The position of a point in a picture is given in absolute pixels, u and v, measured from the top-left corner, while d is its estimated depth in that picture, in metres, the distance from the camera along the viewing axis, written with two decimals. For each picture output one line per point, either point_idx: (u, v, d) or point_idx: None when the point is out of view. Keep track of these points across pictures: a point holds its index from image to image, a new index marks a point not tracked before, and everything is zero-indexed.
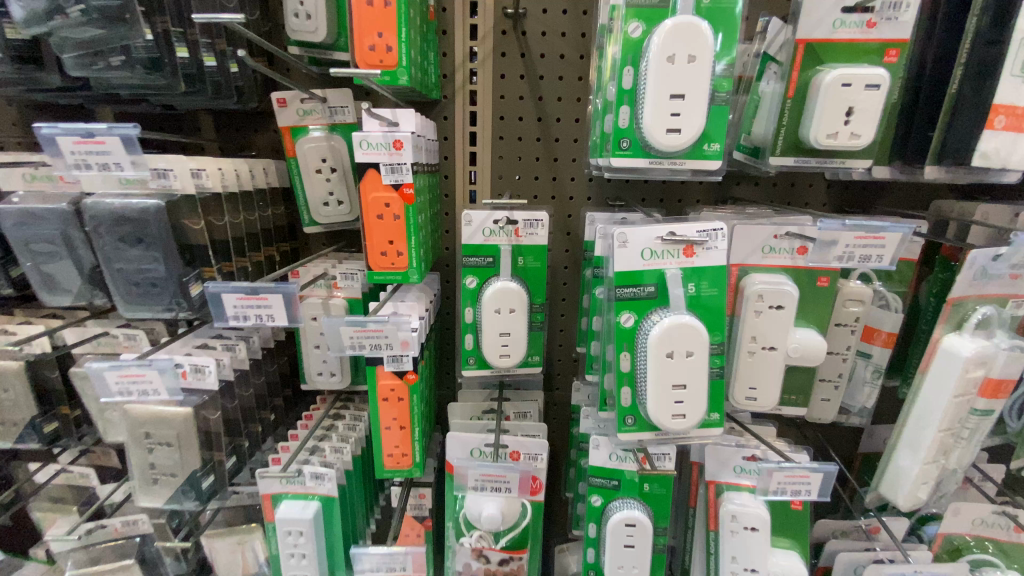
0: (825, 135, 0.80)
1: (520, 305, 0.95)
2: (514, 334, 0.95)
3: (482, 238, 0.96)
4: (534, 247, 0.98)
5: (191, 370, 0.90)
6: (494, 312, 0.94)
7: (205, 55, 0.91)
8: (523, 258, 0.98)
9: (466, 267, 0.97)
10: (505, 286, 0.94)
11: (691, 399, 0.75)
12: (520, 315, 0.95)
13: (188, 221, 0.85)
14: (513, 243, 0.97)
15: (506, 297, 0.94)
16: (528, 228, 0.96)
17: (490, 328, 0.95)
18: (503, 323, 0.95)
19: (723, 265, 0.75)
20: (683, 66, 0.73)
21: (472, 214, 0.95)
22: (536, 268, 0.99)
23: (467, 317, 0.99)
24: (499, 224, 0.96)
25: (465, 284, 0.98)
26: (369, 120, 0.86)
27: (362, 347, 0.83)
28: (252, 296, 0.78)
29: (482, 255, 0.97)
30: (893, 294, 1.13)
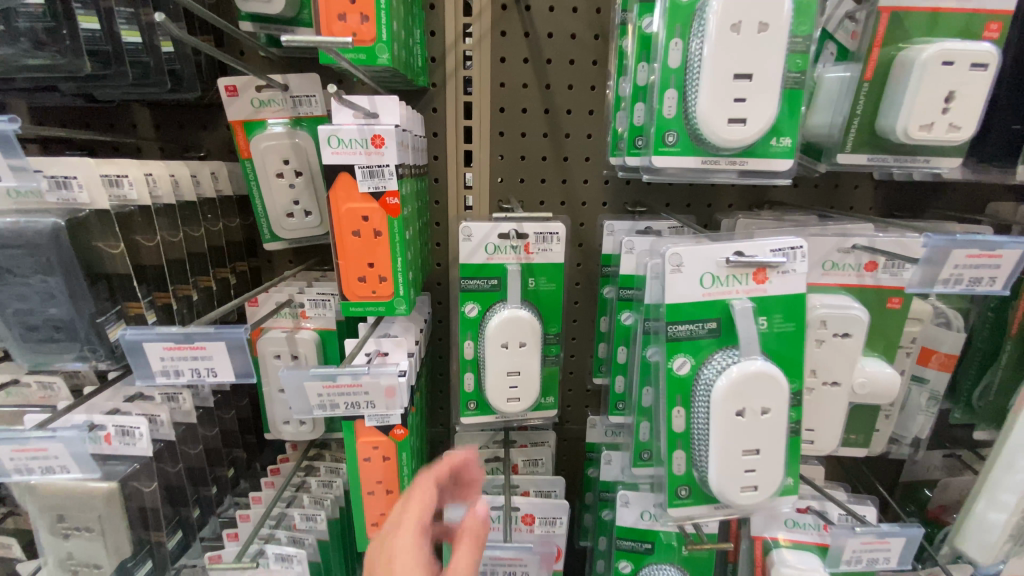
0: (917, 127, 0.64)
1: (534, 338, 0.77)
2: (525, 373, 0.77)
3: (485, 255, 0.77)
4: (548, 267, 0.80)
5: (116, 433, 0.73)
6: (501, 347, 0.76)
7: (124, 28, 0.71)
8: (534, 279, 0.80)
9: (465, 291, 0.79)
10: (514, 314, 0.76)
11: (765, 467, 0.58)
12: (533, 350, 0.77)
13: (103, 243, 0.66)
14: (523, 261, 0.79)
15: (516, 329, 0.76)
16: (541, 244, 0.78)
17: (495, 368, 0.76)
18: (511, 361, 0.76)
19: (803, 294, 0.59)
20: (751, 37, 0.55)
21: (472, 227, 0.76)
22: (550, 292, 0.81)
23: (466, 352, 0.81)
24: (505, 240, 0.77)
25: (463, 312, 0.79)
26: (341, 110, 0.66)
27: (336, 407, 0.64)
28: (185, 346, 0.58)
29: (485, 277, 0.78)
30: (953, 309, 0.99)
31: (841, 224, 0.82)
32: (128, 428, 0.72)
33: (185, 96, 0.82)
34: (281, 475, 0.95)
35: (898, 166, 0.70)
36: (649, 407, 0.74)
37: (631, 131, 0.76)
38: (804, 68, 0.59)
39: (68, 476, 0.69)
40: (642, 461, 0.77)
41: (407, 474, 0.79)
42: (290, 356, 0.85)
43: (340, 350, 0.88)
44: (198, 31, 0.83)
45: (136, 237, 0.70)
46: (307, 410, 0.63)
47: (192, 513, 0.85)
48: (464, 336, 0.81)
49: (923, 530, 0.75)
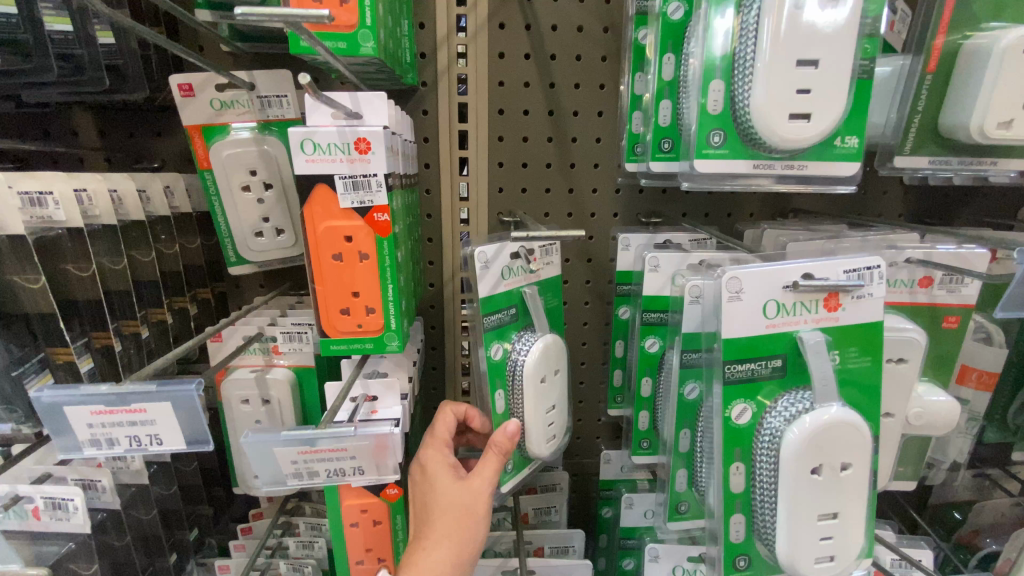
0: (994, 124, 0.56)
1: (563, 362, 0.70)
2: (557, 407, 0.69)
3: (501, 281, 0.65)
4: (548, 283, 0.72)
5: (46, 506, 0.59)
6: (541, 381, 0.65)
7: (49, 14, 0.59)
8: (545, 296, 0.71)
9: (486, 332, 0.64)
10: (549, 339, 0.67)
11: (843, 533, 0.49)
12: (562, 377, 0.70)
13: (18, 277, 0.54)
14: (532, 280, 0.69)
15: (552, 356, 0.67)
16: (545, 257, 0.71)
17: (536, 407, 0.66)
18: (548, 397, 0.67)
19: (879, 320, 0.50)
20: (819, 16, 0.47)
21: (489, 249, 0.63)
22: (552, 310, 0.73)
23: (497, 404, 0.65)
24: (516, 260, 0.67)
25: (489, 357, 0.64)
26: (318, 109, 0.55)
27: (313, 476, 0.52)
28: (120, 409, 0.46)
29: (504, 307, 0.66)
30: (997, 325, 0.83)
31: (885, 234, 0.73)
32: (60, 500, 0.59)
33: (129, 97, 0.69)
34: (254, 535, 0.81)
35: (962, 168, 0.62)
36: (686, 453, 0.63)
37: (657, 133, 0.66)
38: (875, 54, 0.51)
39: None
40: (678, 514, 0.65)
41: (401, 538, 0.68)
42: (261, 401, 0.72)
43: (320, 391, 0.76)
44: (146, 20, 0.70)
45: (65, 266, 0.57)
46: (280, 479, 0.52)
47: None
48: (494, 386, 0.65)
49: None
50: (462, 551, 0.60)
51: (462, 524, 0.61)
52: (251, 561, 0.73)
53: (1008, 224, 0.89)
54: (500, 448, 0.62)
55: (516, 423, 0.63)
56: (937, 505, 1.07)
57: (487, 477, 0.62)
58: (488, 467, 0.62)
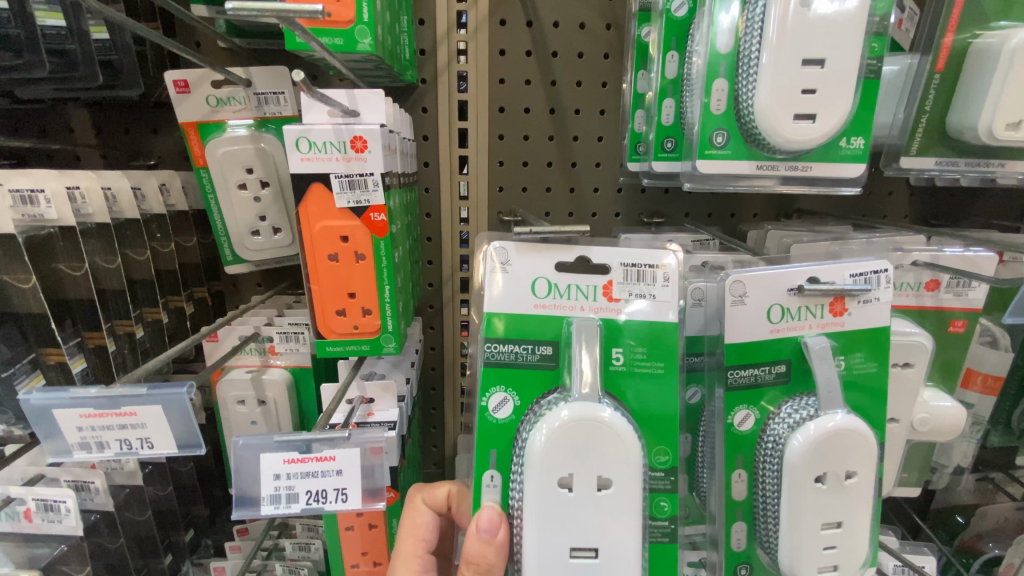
0: (1004, 125, 0.54)
1: (627, 479, 0.46)
2: (609, 562, 0.45)
3: (533, 299, 0.53)
4: (646, 331, 0.52)
5: (38, 508, 0.59)
6: (557, 484, 0.46)
7: (41, 9, 0.58)
8: (619, 349, 0.52)
9: (491, 365, 0.52)
10: (592, 419, 0.46)
11: (848, 542, 0.47)
12: (627, 509, 0.46)
13: (9, 277, 0.53)
14: (602, 314, 0.52)
15: (591, 455, 0.46)
16: (628, 290, 0.53)
17: (548, 532, 0.45)
18: (579, 526, 0.45)
19: (887, 326, 0.48)
20: (826, 12, 0.45)
21: (512, 253, 0.53)
22: (645, 377, 0.52)
23: (485, 491, 0.50)
24: (566, 277, 0.53)
25: (486, 409, 0.51)
26: (314, 107, 0.54)
27: (294, 499, 0.47)
28: (109, 412, 0.45)
29: (533, 342, 0.52)
30: (1002, 328, 0.83)
31: (891, 236, 0.72)
32: (52, 503, 0.58)
33: (123, 93, 0.68)
34: (250, 537, 0.81)
35: (971, 171, 0.61)
36: (688, 458, 0.62)
37: (659, 133, 0.65)
38: (883, 53, 0.50)
39: None
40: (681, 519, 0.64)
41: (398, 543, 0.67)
42: (256, 402, 0.71)
43: (316, 392, 0.75)
44: (141, 15, 0.69)
45: (57, 264, 0.57)
46: (256, 502, 0.47)
47: None
48: (485, 453, 0.51)
49: None
50: None
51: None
52: (246, 563, 0.72)
53: (1016, 227, 0.87)
54: (478, 567, 0.46)
55: (492, 510, 0.47)
56: (941, 509, 1.05)
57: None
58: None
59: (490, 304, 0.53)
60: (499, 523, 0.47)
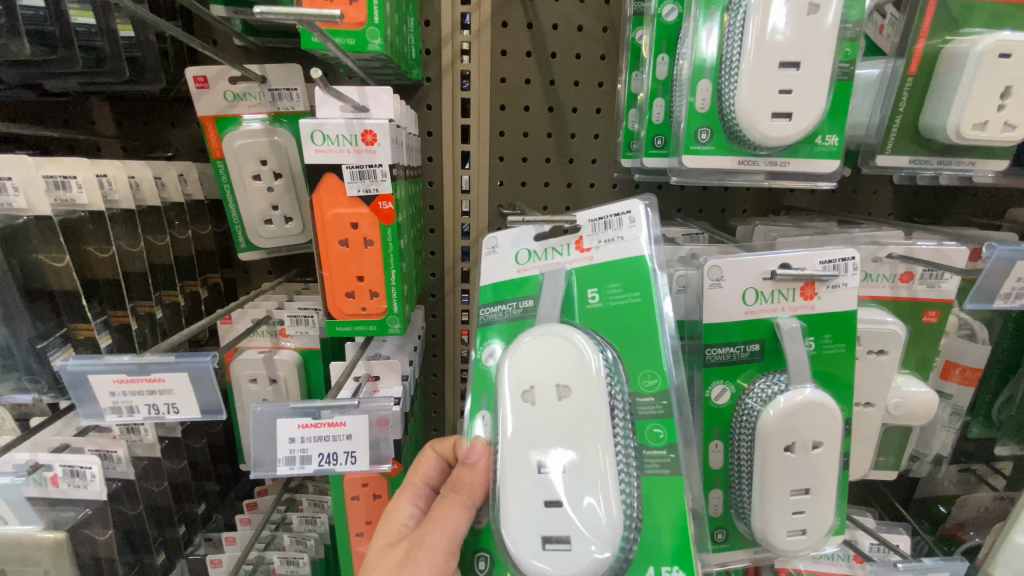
0: (970, 126, 0.59)
1: (585, 388, 0.49)
2: (576, 475, 0.47)
3: (515, 266, 0.57)
4: (617, 266, 0.54)
5: (64, 474, 0.62)
6: (522, 398, 0.50)
7: (74, 7, 0.62)
8: (595, 289, 0.54)
9: (483, 325, 0.57)
10: (550, 333, 0.52)
11: (815, 509, 0.51)
12: (587, 416, 0.48)
13: (44, 255, 0.57)
14: (576, 265, 0.55)
15: (548, 364, 0.50)
16: (601, 236, 0.55)
17: (518, 452, 0.49)
18: (545, 441, 0.49)
19: (855, 310, 0.52)
20: (801, 19, 0.49)
21: (498, 235, 0.59)
22: (622, 308, 0.53)
23: (478, 430, 0.54)
24: (541, 240, 0.56)
25: (480, 357, 0.56)
26: (327, 102, 0.58)
27: (307, 460, 0.52)
28: (140, 378, 0.49)
29: (514, 297, 0.56)
30: (980, 321, 0.87)
31: (871, 232, 0.76)
32: (78, 469, 0.62)
33: (146, 88, 0.72)
34: (259, 511, 0.85)
35: (942, 169, 0.65)
36: None
37: (650, 129, 0.69)
38: (854, 57, 0.54)
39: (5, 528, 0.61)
40: None
41: None
42: (267, 380, 0.75)
43: (324, 372, 0.79)
44: (163, 13, 0.74)
45: (86, 247, 0.61)
46: (273, 464, 0.51)
47: (156, 559, 0.76)
48: (479, 398, 0.55)
49: (968, 565, 0.69)
50: None
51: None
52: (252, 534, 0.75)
53: (996, 225, 0.91)
54: (453, 485, 0.52)
55: (481, 441, 0.53)
56: (924, 499, 1.09)
57: (433, 533, 0.51)
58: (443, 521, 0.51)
59: (483, 278, 0.58)
60: (485, 453, 0.52)
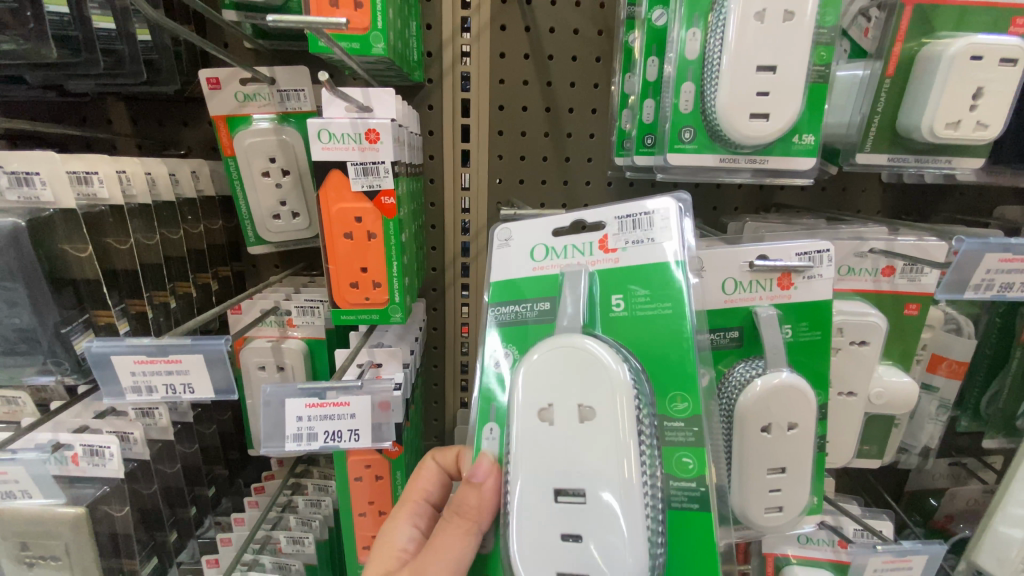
0: (942, 125, 0.62)
1: (609, 414, 0.47)
2: (595, 510, 0.46)
3: (530, 262, 0.58)
4: (646, 272, 0.53)
5: (84, 452, 0.66)
6: (539, 420, 0.49)
7: (95, 13, 0.66)
8: (620, 295, 0.54)
9: (495, 326, 0.58)
10: (567, 348, 0.50)
11: (791, 486, 0.55)
12: (612, 447, 0.47)
13: (68, 246, 0.60)
14: (600, 266, 0.55)
15: (568, 387, 0.49)
16: (626, 237, 0.55)
17: (533, 480, 0.48)
18: (564, 469, 0.48)
19: (830, 299, 0.56)
20: (777, 26, 0.53)
21: (512, 228, 0.59)
22: (648, 317, 0.53)
23: (485, 442, 0.56)
24: (561, 239, 0.57)
25: (489, 363, 0.58)
26: (333, 103, 0.62)
27: (313, 438, 0.56)
28: (159, 359, 0.53)
29: (530, 300, 0.57)
30: (966, 316, 0.90)
31: (855, 227, 0.79)
32: (97, 448, 0.66)
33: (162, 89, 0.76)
34: (266, 494, 0.88)
35: (920, 166, 0.68)
36: None
37: (641, 129, 0.72)
38: (829, 60, 0.58)
39: (31, 502, 0.64)
40: None
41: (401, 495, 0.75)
42: (275, 367, 0.79)
43: (329, 360, 0.82)
44: (178, 18, 0.77)
45: (106, 239, 0.65)
46: (281, 440, 0.55)
47: (168, 537, 0.79)
48: (487, 408, 0.57)
49: (945, 548, 0.72)
50: None
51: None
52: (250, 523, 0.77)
53: (982, 222, 0.93)
54: (456, 508, 0.52)
55: (488, 458, 0.53)
56: (914, 492, 1.11)
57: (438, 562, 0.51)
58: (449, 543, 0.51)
59: (494, 273, 0.59)
60: (491, 471, 0.52)
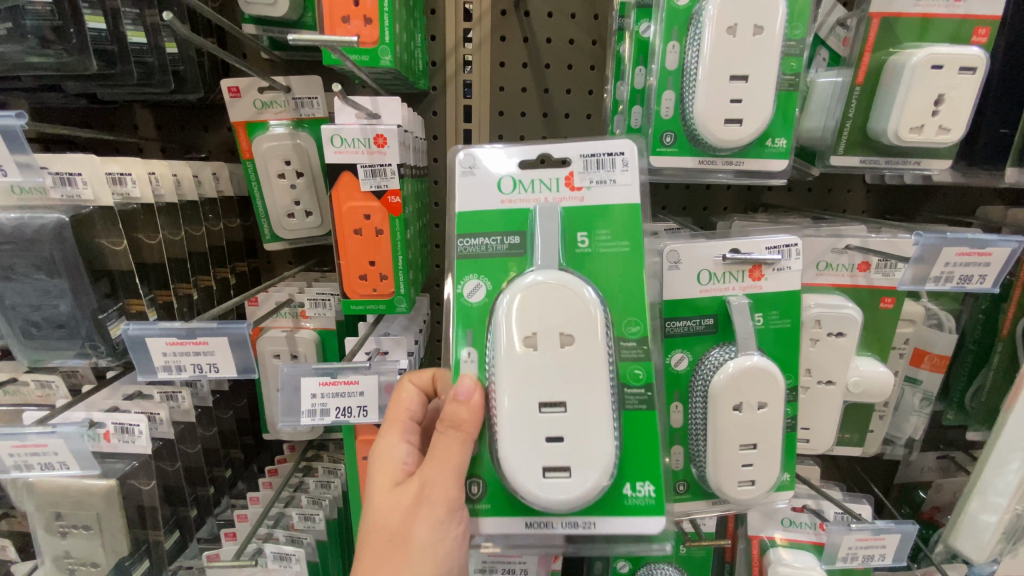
0: (907, 129, 0.66)
1: (587, 336, 0.55)
2: (574, 413, 0.55)
3: (499, 194, 0.61)
4: (606, 213, 0.60)
5: (115, 430, 0.73)
6: (524, 346, 0.55)
7: (129, 29, 0.72)
8: (584, 234, 0.60)
9: (464, 257, 0.61)
10: (553, 286, 0.56)
11: (762, 462, 0.60)
12: (587, 363, 0.55)
13: (106, 240, 0.66)
14: (566, 202, 0.60)
15: (552, 316, 0.55)
16: (589, 175, 0.61)
17: (522, 396, 0.55)
18: (547, 385, 0.55)
19: (798, 290, 0.61)
20: (747, 40, 0.58)
21: (478, 156, 0.62)
22: (610, 253, 0.60)
23: (463, 365, 0.60)
24: (529, 174, 0.61)
25: (463, 294, 0.61)
26: (345, 110, 0.68)
27: (325, 414, 0.63)
28: (188, 341, 0.59)
29: (501, 233, 0.61)
30: (947, 312, 0.92)
31: (836, 225, 0.83)
32: (127, 425, 0.72)
33: (187, 97, 0.82)
34: (279, 476, 0.94)
35: (891, 168, 0.72)
36: (680, 429, 0.65)
37: (629, 134, 0.77)
38: (798, 70, 0.63)
39: (68, 473, 0.68)
40: None
41: None
42: (290, 355, 0.85)
43: (339, 349, 0.88)
44: (201, 32, 0.84)
45: (138, 234, 0.71)
46: (296, 415, 0.62)
47: (189, 512, 0.85)
48: (463, 333, 0.61)
49: (918, 527, 0.76)
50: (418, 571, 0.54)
51: (406, 545, 0.54)
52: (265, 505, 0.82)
53: (964, 222, 0.97)
54: (451, 422, 0.55)
55: (469, 379, 0.56)
56: (904, 485, 1.13)
57: (443, 472, 0.55)
58: (450, 458, 0.55)
59: (461, 203, 0.62)
60: (475, 388, 0.56)
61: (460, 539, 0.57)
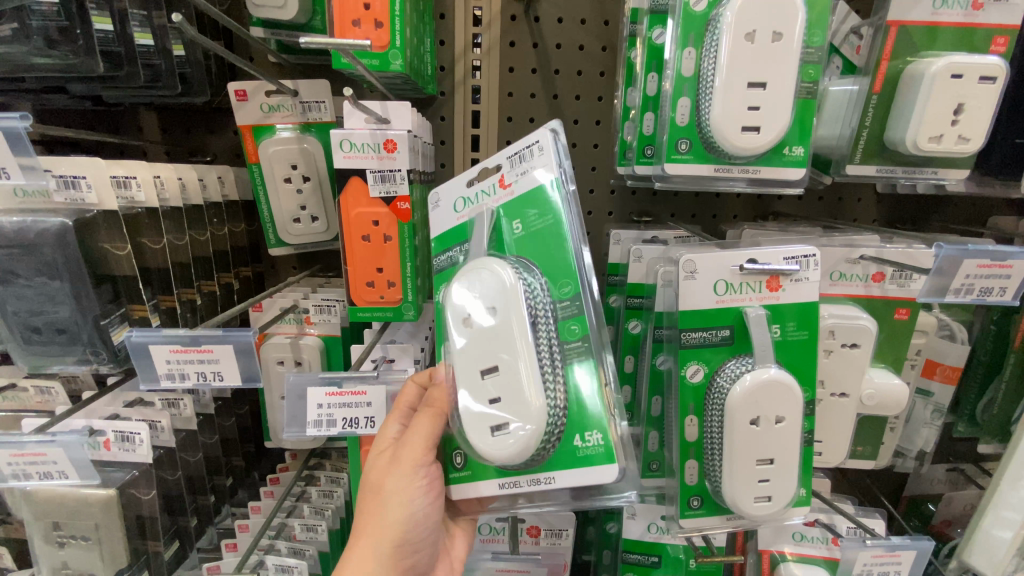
0: (926, 138, 0.65)
1: (505, 303, 0.54)
2: (505, 377, 0.54)
3: (455, 214, 0.65)
4: (532, 196, 0.60)
5: (116, 438, 0.71)
6: (460, 325, 0.57)
7: (137, 31, 0.71)
8: (518, 220, 0.60)
9: (439, 272, 0.66)
10: (482, 265, 0.57)
11: (780, 477, 0.59)
12: (505, 329, 0.54)
13: (109, 245, 0.65)
14: (500, 202, 0.62)
15: (478, 291, 0.56)
16: (516, 170, 0.61)
17: (463, 371, 0.57)
18: (478, 354, 0.55)
19: (814, 301, 0.61)
20: (765, 47, 0.57)
21: (438, 190, 0.66)
22: (542, 231, 0.60)
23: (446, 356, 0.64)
24: (472, 188, 0.64)
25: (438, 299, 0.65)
26: (354, 115, 0.66)
27: (331, 426, 0.62)
28: (191, 349, 0.57)
29: (458, 244, 0.64)
30: (959, 322, 0.91)
31: (848, 235, 0.82)
32: (128, 434, 0.71)
33: (192, 99, 0.82)
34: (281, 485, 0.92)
35: (907, 177, 0.71)
36: (695, 442, 0.63)
37: (641, 140, 0.76)
38: (816, 78, 0.62)
39: (66, 482, 0.66)
40: (651, 471, 0.76)
41: None
42: (293, 362, 0.83)
43: (343, 356, 0.87)
44: (209, 34, 0.83)
45: (142, 239, 0.70)
46: (302, 426, 0.61)
47: (189, 522, 0.84)
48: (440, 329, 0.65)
49: (933, 543, 0.75)
50: (392, 515, 0.60)
51: (380, 492, 0.60)
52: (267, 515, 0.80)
53: (975, 232, 0.96)
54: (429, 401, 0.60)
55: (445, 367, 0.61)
56: (913, 497, 1.12)
57: (415, 438, 0.59)
58: (422, 429, 0.59)
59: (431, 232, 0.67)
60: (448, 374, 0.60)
61: (430, 492, 0.60)
